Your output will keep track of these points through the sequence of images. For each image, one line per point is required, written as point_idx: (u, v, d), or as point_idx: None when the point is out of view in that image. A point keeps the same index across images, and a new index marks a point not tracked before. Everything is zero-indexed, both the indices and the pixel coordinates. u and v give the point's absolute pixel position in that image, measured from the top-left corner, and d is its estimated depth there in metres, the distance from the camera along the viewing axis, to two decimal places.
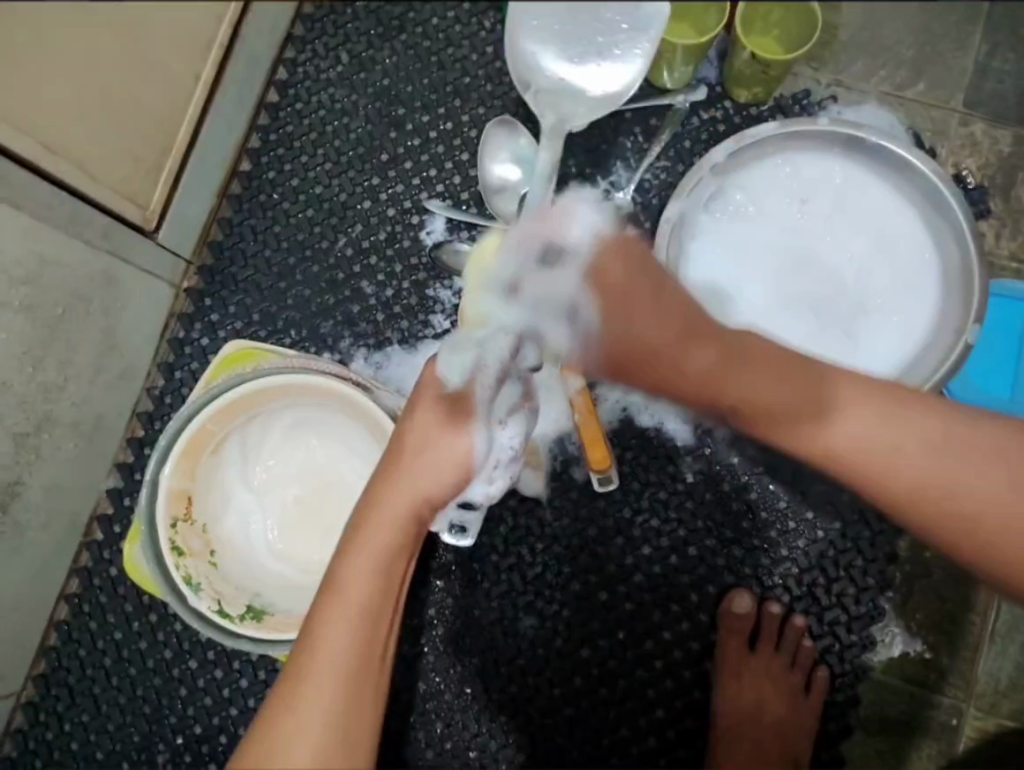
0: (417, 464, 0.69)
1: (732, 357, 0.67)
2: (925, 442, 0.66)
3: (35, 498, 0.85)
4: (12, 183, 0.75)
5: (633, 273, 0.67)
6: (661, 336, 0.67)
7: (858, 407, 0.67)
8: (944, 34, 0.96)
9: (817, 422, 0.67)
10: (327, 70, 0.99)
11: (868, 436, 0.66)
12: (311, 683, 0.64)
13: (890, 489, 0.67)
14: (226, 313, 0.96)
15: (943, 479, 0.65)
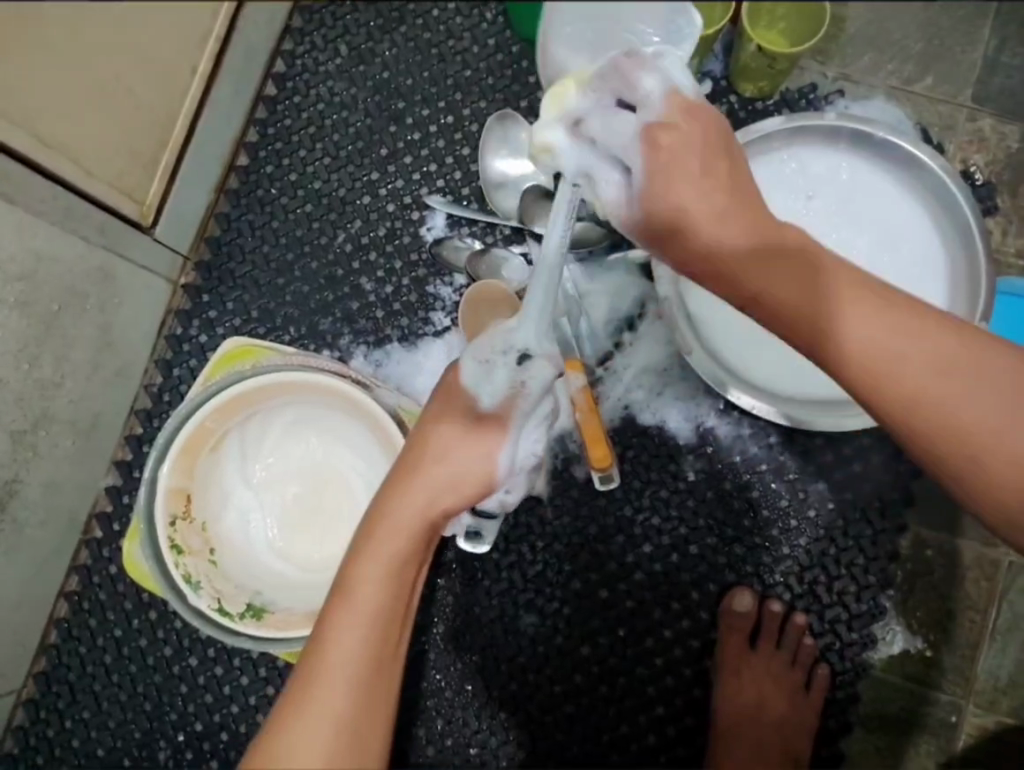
0: (435, 469, 0.67)
1: (746, 226, 0.59)
2: (940, 358, 0.56)
3: (34, 496, 0.85)
4: (7, 177, 0.74)
5: (700, 130, 0.60)
6: (689, 193, 0.59)
7: (876, 314, 0.57)
8: (953, 28, 0.94)
9: (831, 334, 0.57)
10: (325, 62, 0.97)
11: (880, 340, 0.57)
12: (320, 691, 0.62)
13: (899, 406, 0.57)
14: (225, 309, 0.96)
15: (955, 394, 0.56)
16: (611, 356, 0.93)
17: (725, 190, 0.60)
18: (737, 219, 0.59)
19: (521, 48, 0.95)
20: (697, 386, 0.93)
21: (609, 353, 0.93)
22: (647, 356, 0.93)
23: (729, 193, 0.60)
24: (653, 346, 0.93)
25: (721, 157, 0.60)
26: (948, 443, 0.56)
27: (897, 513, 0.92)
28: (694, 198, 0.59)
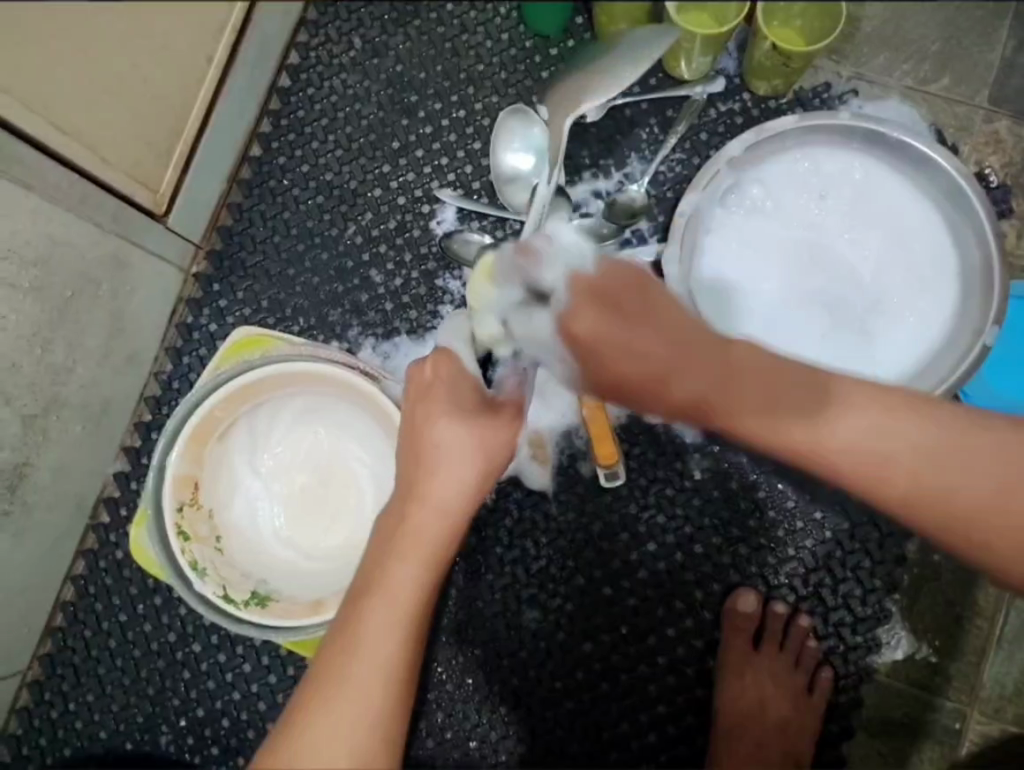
0: (456, 465, 0.71)
1: (721, 374, 0.63)
2: (926, 440, 0.68)
3: (43, 480, 0.86)
4: (23, 164, 0.75)
5: (620, 283, 0.61)
6: (653, 348, 0.60)
7: (867, 412, 0.68)
8: (971, 29, 0.93)
9: (826, 442, 0.68)
10: (340, 55, 0.97)
11: (871, 440, 0.67)
12: (355, 683, 0.67)
13: (899, 491, 0.68)
14: (235, 298, 0.96)
15: (940, 468, 0.67)
16: None
17: (687, 337, 0.62)
18: (711, 370, 0.63)
19: (534, 43, 0.95)
20: None
21: None
22: None
23: (704, 342, 0.62)
24: None
25: (657, 295, 0.61)
26: (946, 512, 0.68)
27: None
28: (658, 351, 0.60)
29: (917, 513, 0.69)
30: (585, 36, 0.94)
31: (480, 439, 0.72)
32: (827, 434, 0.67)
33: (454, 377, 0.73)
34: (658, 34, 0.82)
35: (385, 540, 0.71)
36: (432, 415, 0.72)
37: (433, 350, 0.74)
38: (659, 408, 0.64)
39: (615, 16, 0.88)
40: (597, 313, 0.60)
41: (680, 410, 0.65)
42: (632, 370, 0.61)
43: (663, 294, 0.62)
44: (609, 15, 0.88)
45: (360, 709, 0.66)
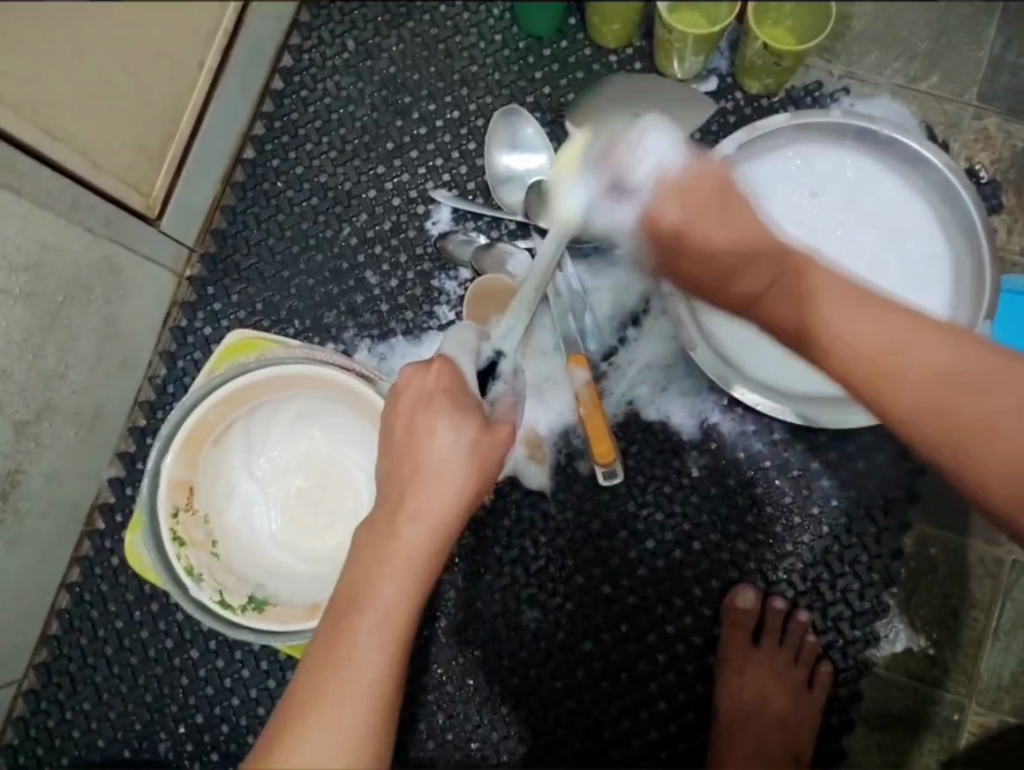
0: (447, 477, 0.69)
1: (766, 248, 0.60)
2: (943, 357, 0.58)
3: (36, 487, 0.85)
4: (13, 168, 0.74)
5: (712, 185, 0.60)
6: (721, 242, 0.59)
7: (876, 318, 0.58)
8: (959, 27, 0.94)
9: (836, 340, 0.58)
10: (333, 56, 0.97)
11: (880, 339, 0.58)
12: (344, 689, 0.62)
13: (911, 411, 0.58)
14: (229, 302, 0.96)
15: (950, 384, 0.57)
16: (615, 353, 0.93)
17: (760, 234, 0.60)
18: (771, 268, 0.60)
19: (527, 44, 0.95)
20: (702, 383, 0.93)
21: (613, 348, 0.93)
22: (653, 353, 0.93)
23: (767, 243, 0.59)
24: (659, 343, 0.93)
25: (741, 204, 0.60)
26: (938, 438, 0.58)
27: (900, 511, 0.92)
28: (723, 249, 0.59)
29: (923, 434, 0.58)
30: (578, 37, 0.95)
31: (472, 451, 0.70)
32: (836, 326, 0.58)
33: (455, 385, 0.73)
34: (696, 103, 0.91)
35: (373, 548, 0.68)
36: (422, 425, 0.70)
37: (438, 356, 0.75)
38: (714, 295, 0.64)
39: (607, 17, 0.88)
40: (685, 198, 0.60)
41: (730, 302, 0.63)
42: (696, 267, 0.62)
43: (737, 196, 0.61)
44: (602, 16, 0.89)
45: (348, 718, 0.62)
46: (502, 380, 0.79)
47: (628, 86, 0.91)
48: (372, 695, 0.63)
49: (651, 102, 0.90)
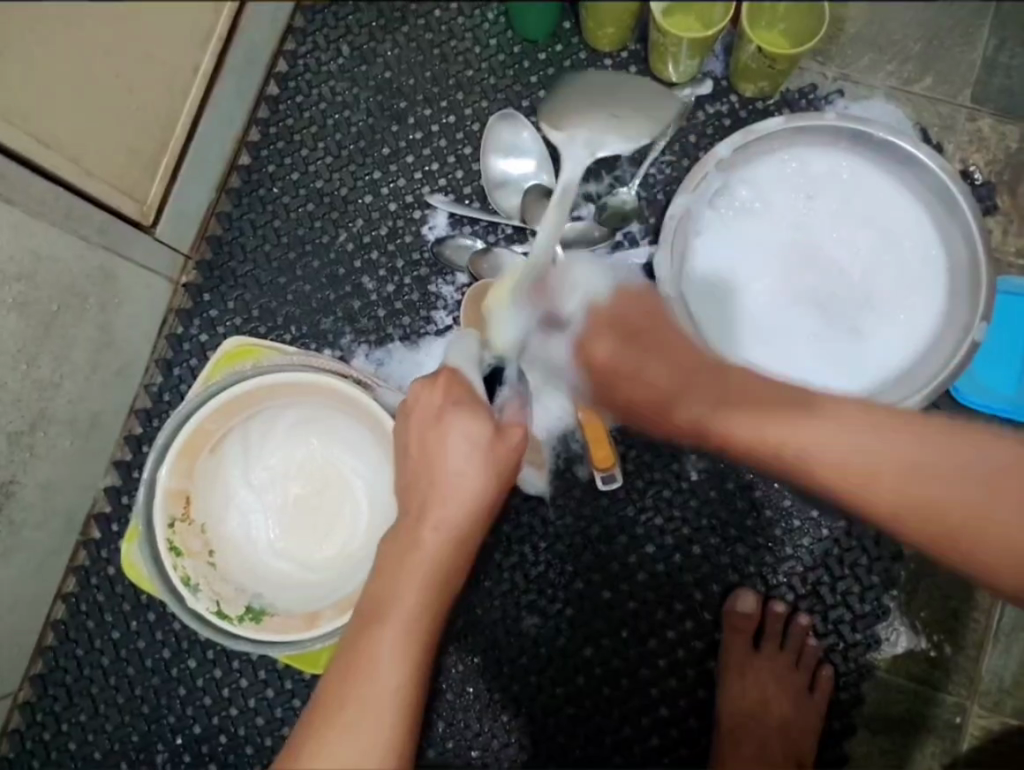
0: (464, 485, 0.70)
1: (704, 385, 0.72)
2: (912, 454, 0.64)
3: (31, 497, 0.84)
4: (6, 177, 0.74)
5: (637, 302, 0.78)
6: (651, 375, 0.74)
7: (830, 422, 0.67)
8: (952, 29, 0.95)
9: (800, 455, 0.67)
10: (328, 62, 0.97)
11: (841, 449, 0.66)
12: (366, 701, 0.63)
13: (881, 507, 0.65)
14: (225, 309, 0.95)
15: (924, 480, 0.64)
16: None
17: (689, 373, 0.73)
18: (710, 394, 0.72)
19: (523, 48, 0.96)
20: None
21: None
22: None
23: (693, 375, 0.73)
24: None
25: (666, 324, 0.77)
26: (931, 527, 0.64)
27: None
28: (656, 382, 0.74)
29: (904, 525, 0.65)
30: (573, 41, 0.95)
31: (486, 458, 0.71)
32: (804, 437, 0.66)
33: (466, 394, 0.73)
34: (666, 101, 0.89)
35: (394, 561, 0.69)
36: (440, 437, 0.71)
37: (443, 367, 0.75)
38: (667, 425, 0.75)
39: (603, 21, 0.88)
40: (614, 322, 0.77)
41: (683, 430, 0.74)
42: (636, 392, 0.75)
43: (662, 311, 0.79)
44: (596, 20, 0.89)
45: (369, 735, 0.62)
46: (508, 385, 0.81)
47: (598, 81, 0.88)
48: (394, 698, 0.64)
49: (625, 100, 0.87)
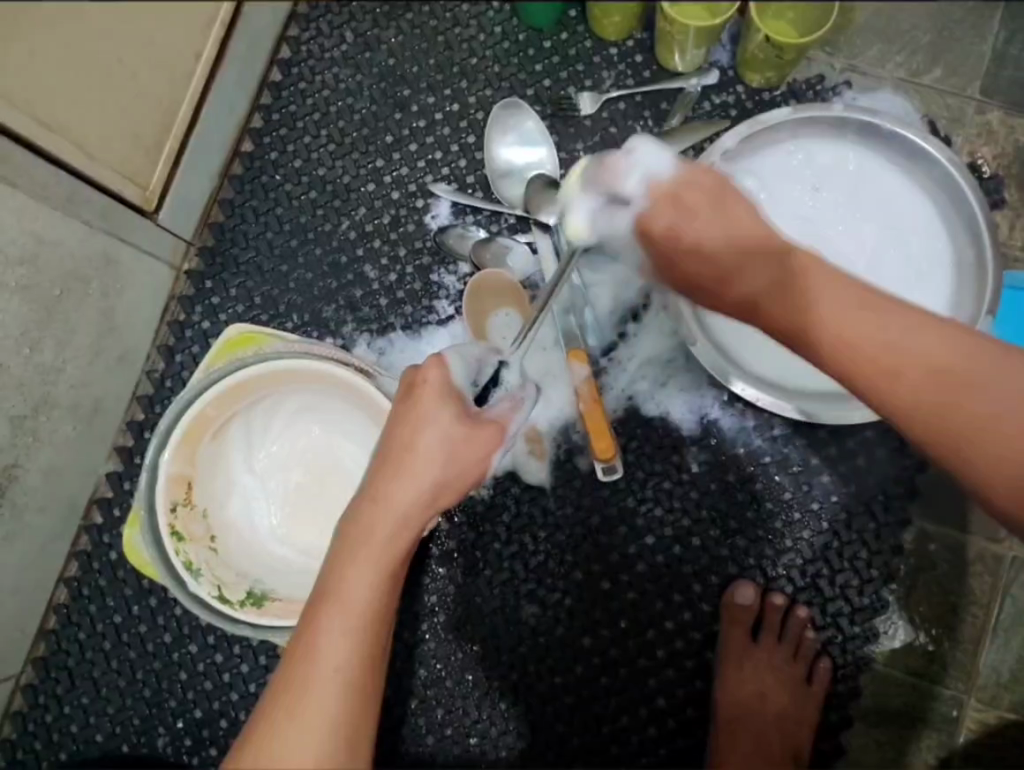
0: (421, 473, 0.72)
1: (762, 249, 0.65)
2: (935, 350, 0.61)
3: (33, 482, 0.84)
4: (10, 161, 0.74)
5: (711, 182, 0.68)
6: (704, 243, 0.66)
7: (859, 307, 0.63)
8: (962, 20, 0.94)
9: (826, 326, 0.63)
10: (331, 49, 0.97)
11: (877, 335, 0.62)
12: (310, 685, 0.64)
13: (894, 400, 0.62)
14: (227, 295, 0.95)
15: (949, 379, 0.61)
16: (616, 348, 0.92)
17: (757, 236, 0.66)
18: (769, 264, 0.65)
19: (528, 36, 0.95)
20: (702, 378, 0.93)
21: (613, 344, 0.92)
22: (652, 348, 0.93)
23: (760, 239, 0.65)
24: (657, 339, 0.93)
25: (739, 202, 0.67)
26: (939, 427, 0.61)
27: (900, 507, 0.91)
28: (709, 248, 0.66)
29: (910, 423, 0.62)
30: (578, 29, 0.94)
31: (449, 452, 0.73)
32: (836, 317, 0.63)
33: (441, 381, 0.74)
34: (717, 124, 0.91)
35: (348, 545, 0.69)
36: (411, 422, 0.73)
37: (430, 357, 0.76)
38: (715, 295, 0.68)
39: (608, 10, 0.88)
40: (688, 206, 0.67)
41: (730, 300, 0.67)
42: (688, 261, 0.68)
43: (743, 201, 0.67)
44: (602, 9, 0.88)
45: (316, 726, 0.63)
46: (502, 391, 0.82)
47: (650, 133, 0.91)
48: (341, 692, 0.64)
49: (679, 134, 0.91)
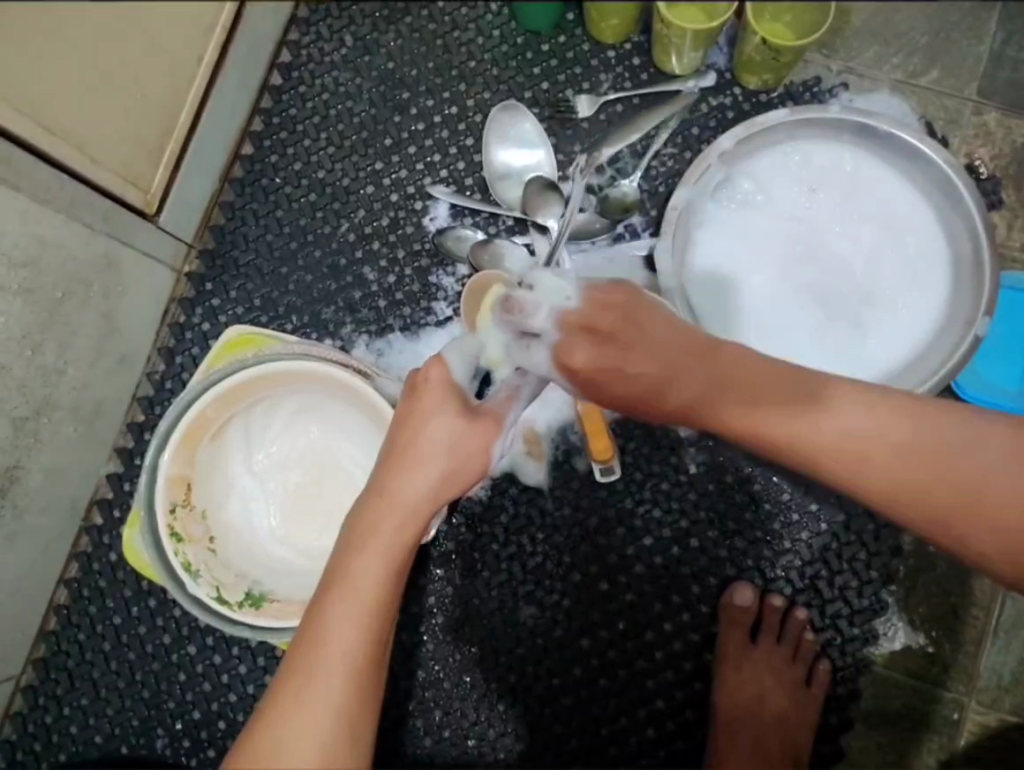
0: (426, 467, 0.72)
1: (699, 367, 0.68)
2: (907, 436, 0.66)
3: (34, 483, 0.85)
4: (13, 164, 0.74)
5: (619, 300, 0.69)
6: (635, 368, 0.68)
7: (823, 411, 0.67)
8: (959, 22, 0.94)
9: (797, 435, 0.67)
10: (331, 53, 0.97)
11: (845, 431, 0.66)
12: (314, 676, 0.65)
13: (878, 492, 0.66)
14: (227, 297, 0.96)
15: (927, 464, 0.65)
16: None
17: (672, 351, 0.68)
18: (700, 371, 0.68)
19: (526, 40, 0.95)
20: None
21: None
22: None
23: (677, 351, 0.68)
24: None
25: (648, 313, 0.69)
26: (924, 513, 0.66)
27: None
28: (643, 376, 0.68)
29: (899, 510, 0.67)
30: (576, 33, 0.95)
31: (453, 447, 0.73)
32: (806, 429, 0.67)
33: (443, 381, 0.74)
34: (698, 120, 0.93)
35: (355, 537, 0.70)
36: (418, 416, 0.73)
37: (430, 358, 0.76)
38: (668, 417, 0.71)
39: (605, 13, 0.88)
40: (602, 334, 0.68)
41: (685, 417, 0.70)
42: (625, 386, 0.69)
43: (653, 311, 0.70)
44: (599, 12, 0.89)
45: (319, 720, 0.63)
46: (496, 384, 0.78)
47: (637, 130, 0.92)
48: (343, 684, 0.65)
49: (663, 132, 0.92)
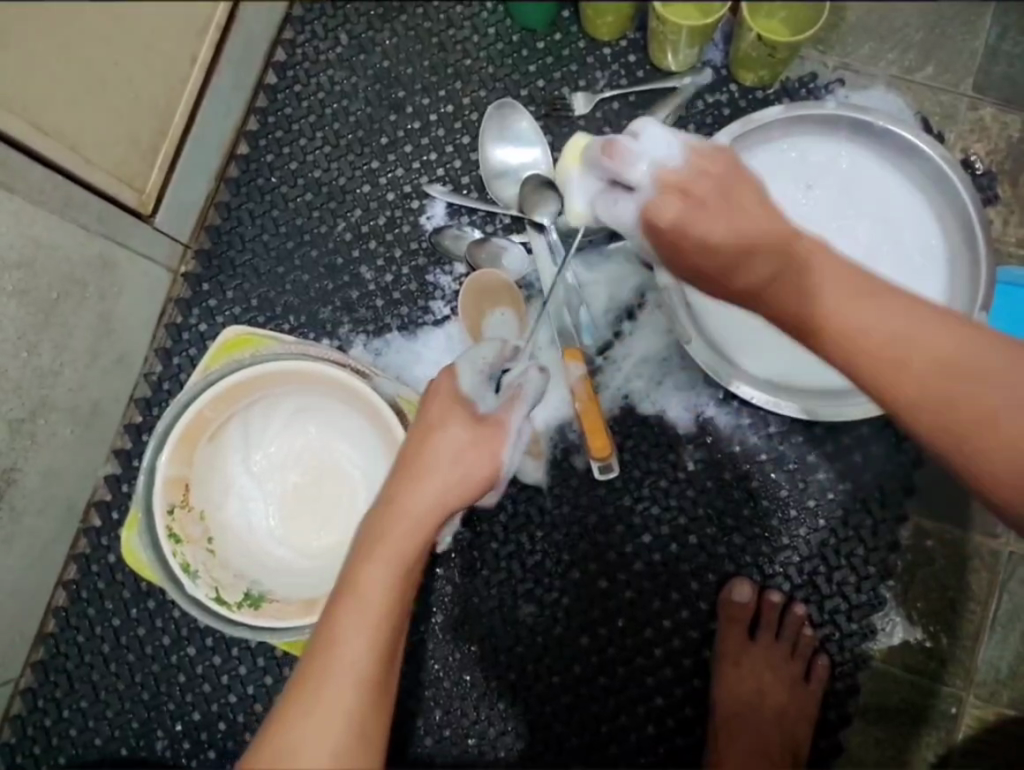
0: (439, 475, 0.72)
1: (770, 236, 0.61)
2: (947, 348, 0.60)
3: (32, 485, 0.85)
4: (6, 166, 0.74)
5: (720, 170, 0.64)
6: (713, 233, 0.61)
7: (869, 305, 0.61)
8: (954, 18, 0.94)
9: (842, 323, 0.61)
10: (326, 51, 0.97)
11: (890, 329, 0.60)
12: (328, 680, 0.65)
13: (910, 401, 0.60)
14: (224, 298, 0.95)
15: (972, 378, 0.59)
16: (611, 346, 0.93)
17: (755, 222, 0.61)
18: (773, 248, 0.61)
19: (521, 38, 0.95)
20: (696, 376, 0.93)
21: (609, 342, 0.93)
22: (647, 347, 0.93)
23: (759, 224, 0.61)
24: (652, 337, 0.93)
25: (738, 188, 0.63)
26: (957, 427, 0.59)
27: (896, 503, 0.92)
28: (716, 245, 0.61)
29: (928, 426, 0.60)
30: (571, 30, 0.95)
31: (464, 456, 0.73)
32: (852, 316, 0.61)
33: (450, 392, 0.76)
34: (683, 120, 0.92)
35: (367, 543, 0.70)
36: (430, 428, 0.74)
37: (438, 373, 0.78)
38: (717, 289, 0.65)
39: (601, 10, 0.88)
40: (688, 203, 0.62)
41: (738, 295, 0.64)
42: (696, 252, 0.62)
43: (744, 182, 0.63)
44: (595, 9, 0.88)
45: (332, 722, 0.63)
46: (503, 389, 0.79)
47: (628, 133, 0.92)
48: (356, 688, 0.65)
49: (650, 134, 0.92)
